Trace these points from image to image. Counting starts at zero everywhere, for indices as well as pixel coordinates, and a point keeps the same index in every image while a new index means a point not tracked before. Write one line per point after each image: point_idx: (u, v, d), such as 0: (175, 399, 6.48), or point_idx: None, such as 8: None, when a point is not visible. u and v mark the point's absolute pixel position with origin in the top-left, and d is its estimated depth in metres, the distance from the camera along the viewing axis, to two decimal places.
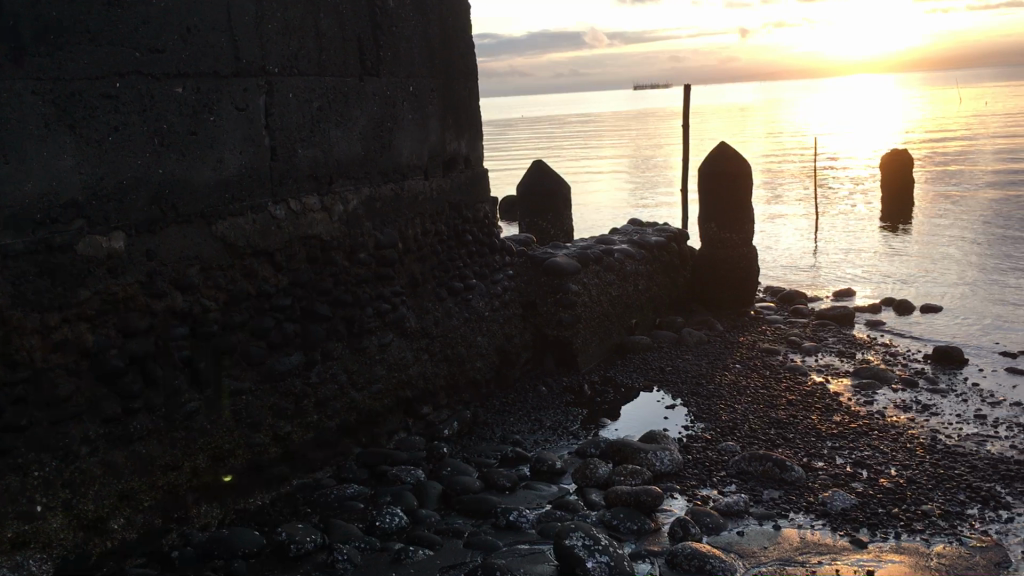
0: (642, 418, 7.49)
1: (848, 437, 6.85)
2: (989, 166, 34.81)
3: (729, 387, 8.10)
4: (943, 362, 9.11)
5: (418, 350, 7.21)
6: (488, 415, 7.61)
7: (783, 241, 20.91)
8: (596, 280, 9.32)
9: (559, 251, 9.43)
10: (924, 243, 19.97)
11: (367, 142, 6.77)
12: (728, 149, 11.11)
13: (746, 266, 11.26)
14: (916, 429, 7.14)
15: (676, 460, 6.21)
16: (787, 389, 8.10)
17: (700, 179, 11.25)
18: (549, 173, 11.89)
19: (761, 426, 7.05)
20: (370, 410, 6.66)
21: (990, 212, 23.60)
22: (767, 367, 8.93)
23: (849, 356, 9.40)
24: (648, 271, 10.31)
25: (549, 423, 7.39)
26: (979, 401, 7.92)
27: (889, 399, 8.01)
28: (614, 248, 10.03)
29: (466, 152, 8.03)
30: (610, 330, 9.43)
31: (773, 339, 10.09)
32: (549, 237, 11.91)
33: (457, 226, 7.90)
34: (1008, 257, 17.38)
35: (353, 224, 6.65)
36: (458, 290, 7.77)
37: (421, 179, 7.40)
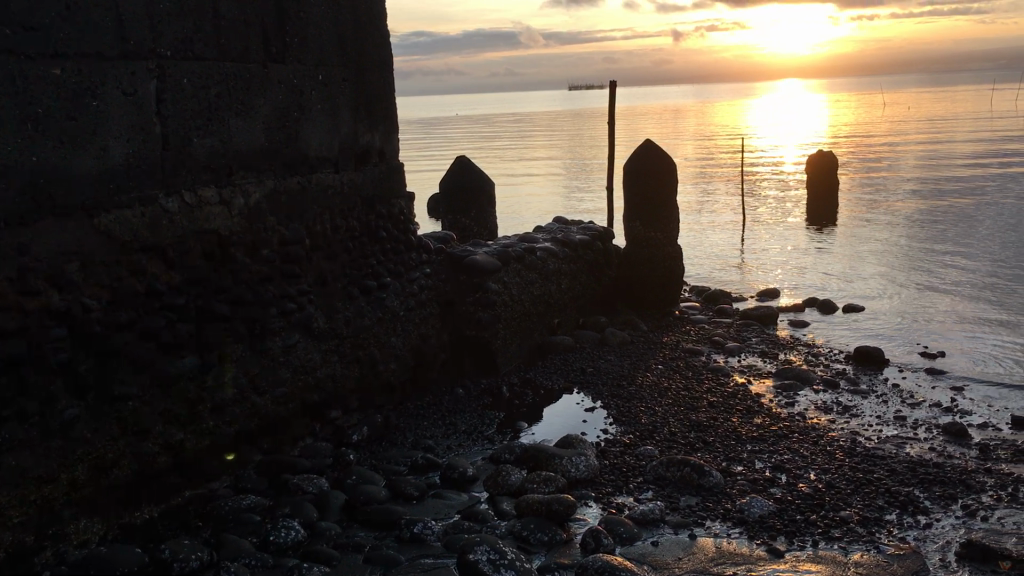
0: (560, 421, 7.26)
1: (768, 441, 6.71)
2: (910, 170, 35.63)
3: (650, 389, 7.93)
4: (863, 363, 9.08)
5: (327, 352, 6.87)
6: (401, 419, 7.30)
7: (711, 241, 20.97)
8: (517, 278, 9.07)
9: (479, 248, 9.15)
10: (847, 244, 20.21)
11: (270, 132, 6.39)
12: (654, 147, 10.95)
13: (671, 265, 11.12)
14: (836, 432, 7.04)
15: (592, 466, 5.99)
16: (708, 391, 7.97)
17: (625, 176, 11.06)
18: (473, 169, 11.61)
19: (681, 430, 6.88)
20: (272, 415, 6.30)
21: (910, 215, 24.07)
22: (690, 367, 8.79)
23: (772, 357, 9.32)
24: (571, 270, 10.10)
25: (464, 428, 7.12)
26: (899, 402, 7.89)
27: (810, 400, 7.92)
28: (537, 246, 9.79)
29: (380, 145, 7.69)
30: (531, 330, 9.19)
31: (696, 339, 9.98)
32: (472, 234, 11.62)
33: (370, 222, 7.56)
34: (928, 260, 17.65)
35: (255, 219, 6.27)
36: (371, 288, 7.44)
37: (331, 172, 7.05)
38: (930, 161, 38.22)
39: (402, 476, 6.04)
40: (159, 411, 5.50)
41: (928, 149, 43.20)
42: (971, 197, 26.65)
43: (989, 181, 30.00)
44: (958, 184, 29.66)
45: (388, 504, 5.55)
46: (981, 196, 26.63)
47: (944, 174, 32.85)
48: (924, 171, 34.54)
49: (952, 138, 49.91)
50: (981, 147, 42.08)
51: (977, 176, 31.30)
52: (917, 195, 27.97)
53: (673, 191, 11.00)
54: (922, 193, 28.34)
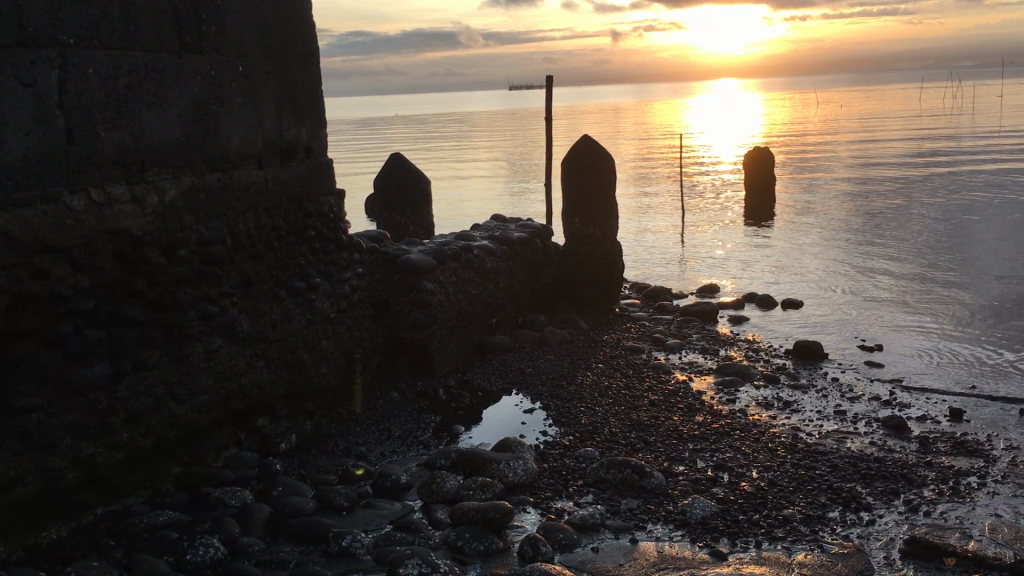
0: (498, 424, 7.04)
1: (710, 439, 6.57)
2: (845, 167, 36.21)
3: (590, 389, 7.75)
4: (804, 357, 9.03)
5: (252, 357, 6.55)
6: (332, 426, 7.01)
7: (651, 238, 20.95)
8: (454, 278, 8.82)
9: (414, 247, 8.88)
10: (785, 240, 20.35)
11: (185, 126, 6.05)
12: (592, 142, 10.79)
13: (610, 262, 10.98)
14: (777, 428, 6.94)
15: (530, 469, 5.78)
16: (649, 389, 7.82)
17: (563, 172, 10.88)
18: (408, 166, 11.34)
19: (622, 430, 6.70)
20: (193, 425, 5.97)
21: (846, 211, 24.38)
22: (630, 366, 8.64)
23: (713, 353, 9.21)
24: (509, 268, 9.88)
25: (398, 433, 6.86)
26: (839, 397, 7.82)
27: (752, 397, 7.82)
28: (474, 244, 9.56)
29: (307, 140, 7.38)
30: (469, 331, 8.96)
31: (637, 336, 9.84)
32: (408, 233, 11.33)
33: (298, 220, 7.24)
34: (863, 255, 17.83)
35: (170, 218, 5.92)
36: (299, 289, 7.14)
37: (253, 169, 6.72)
38: (863, 159, 38.89)
39: (331, 486, 5.76)
40: (67, 423, 5.14)
41: (862, 148, 43.98)
42: (903, 194, 27.12)
43: (920, 178, 30.58)
44: (891, 181, 30.17)
45: (316, 516, 5.27)
46: (913, 193, 27.12)
47: (878, 171, 33.41)
48: (858, 169, 35.10)
49: (884, 136, 50.89)
50: (912, 145, 42.96)
51: (909, 173, 31.88)
52: (851, 192, 28.38)
53: (611, 187, 10.86)
54: (856, 190, 28.76)
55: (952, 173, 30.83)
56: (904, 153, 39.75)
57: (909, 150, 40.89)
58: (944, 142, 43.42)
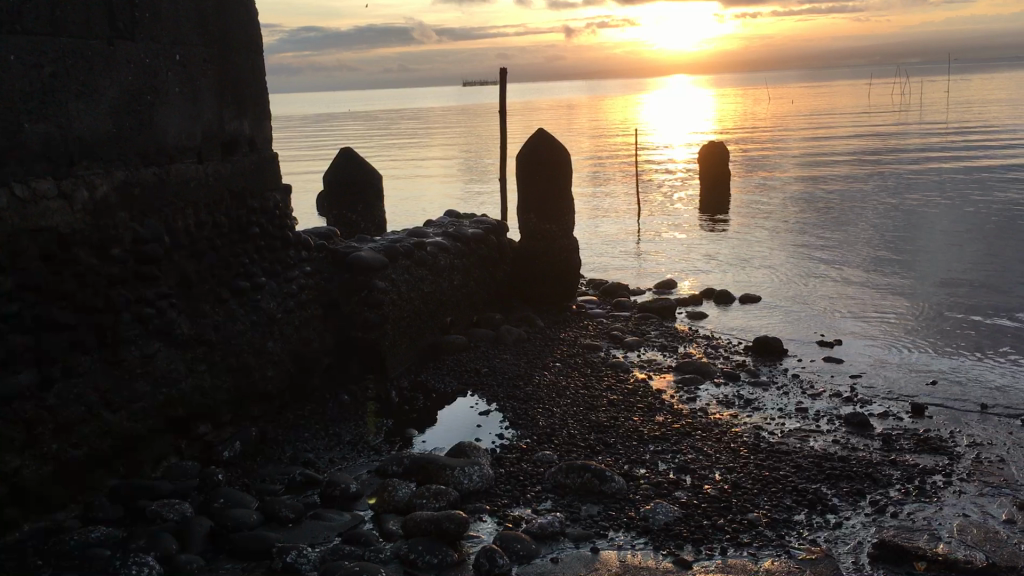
0: (453, 427, 6.79)
1: (672, 440, 6.38)
2: (797, 162, 36.51)
3: (548, 389, 7.53)
4: (763, 353, 8.90)
5: (193, 361, 6.22)
6: (279, 432, 6.71)
7: (607, 234, 20.82)
8: (406, 276, 8.54)
9: (365, 244, 8.59)
10: (740, 235, 20.34)
11: (117, 118, 5.70)
12: (547, 136, 10.57)
13: (566, 259, 10.78)
14: (739, 427, 6.78)
15: (486, 476, 5.54)
16: (608, 389, 7.62)
17: (518, 167, 10.65)
18: (358, 162, 11.02)
19: (581, 431, 6.49)
20: (129, 434, 5.64)
21: (799, 206, 24.49)
22: (588, 364, 8.43)
23: (672, 351, 9.05)
24: (463, 266, 9.63)
25: (349, 438, 6.58)
26: (800, 394, 7.70)
27: (712, 395, 7.66)
28: (427, 240, 9.28)
29: (249, 133, 7.05)
30: (422, 330, 8.69)
31: (595, 334, 9.65)
32: (359, 230, 11.02)
33: (241, 217, 6.92)
34: (818, 250, 17.85)
35: (102, 215, 5.58)
36: (243, 289, 6.82)
37: (192, 163, 6.38)
38: (815, 154, 39.23)
39: (277, 497, 5.47)
40: None
41: (814, 143, 44.42)
42: (855, 189, 27.33)
43: (871, 173, 30.85)
44: (842, 176, 30.42)
45: (260, 530, 4.98)
46: (864, 188, 27.35)
47: (829, 166, 33.70)
48: (811, 164, 35.40)
49: (834, 131, 51.45)
50: (863, 141, 43.47)
51: (860, 168, 32.18)
52: (804, 187, 28.55)
53: (567, 182, 10.66)
54: (809, 185, 28.94)
55: (902, 168, 31.18)
56: (855, 148, 40.18)
57: (860, 145, 41.36)
58: (894, 138, 43.98)
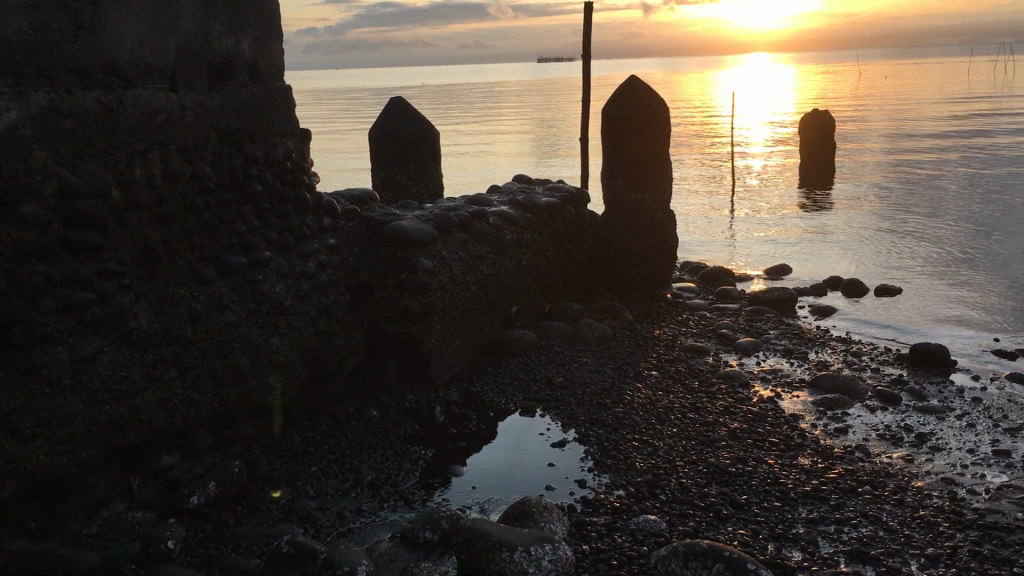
0: (514, 465, 4.91)
1: (830, 502, 4.40)
2: (901, 143, 33.60)
3: (644, 409, 5.60)
4: (923, 366, 6.81)
5: (155, 366, 4.45)
6: (276, 461, 4.91)
7: (696, 214, 18.72)
8: (459, 254, 6.69)
9: (408, 212, 6.75)
10: (845, 217, 18.00)
11: (37, 16, 3.89)
12: (640, 84, 8.53)
13: (662, 236, 8.76)
14: (923, 482, 4.76)
15: (562, 562, 3.65)
16: (725, 412, 5.66)
17: (603, 122, 8.67)
18: (411, 114, 9.15)
19: (696, 482, 4.55)
20: (53, 476, 3.91)
21: (910, 185, 21.94)
22: (694, 375, 6.47)
23: (800, 358, 7.02)
24: (534, 243, 7.73)
25: (369, 480, 4.73)
26: (991, 427, 5.62)
27: (867, 425, 5.65)
28: (489, 210, 7.40)
29: (250, 56, 5.22)
30: (479, 323, 6.81)
31: (698, 332, 7.67)
32: (410, 195, 9.21)
33: (236, 169, 5.11)
34: (942, 235, 15.46)
35: (13, 156, 3.80)
36: (237, 269, 5.03)
37: (163, 89, 4.58)
38: (920, 134, 36.20)
39: None
40: None
41: (916, 123, 41.25)
42: (975, 169, 24.53)
43: (981, 153, 27.90)
44: (952, 156, 27.62)
45: None
46: (985, 168, 24.54)
47: (939, 146, 30.82)
48: (914, 143, 32.49)
49: (936, 110, 47.97)
50: (974, 121, 40.17)
51: (976, 149, 29.26)
52: (910, 166, 25.87)
53: (664, 140, 8.61)
54: (915, 164, 26.21)
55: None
56: (967, 128, 36.97)
57: (971, 126, 38.10)
58: (1009, 118, 40.53)
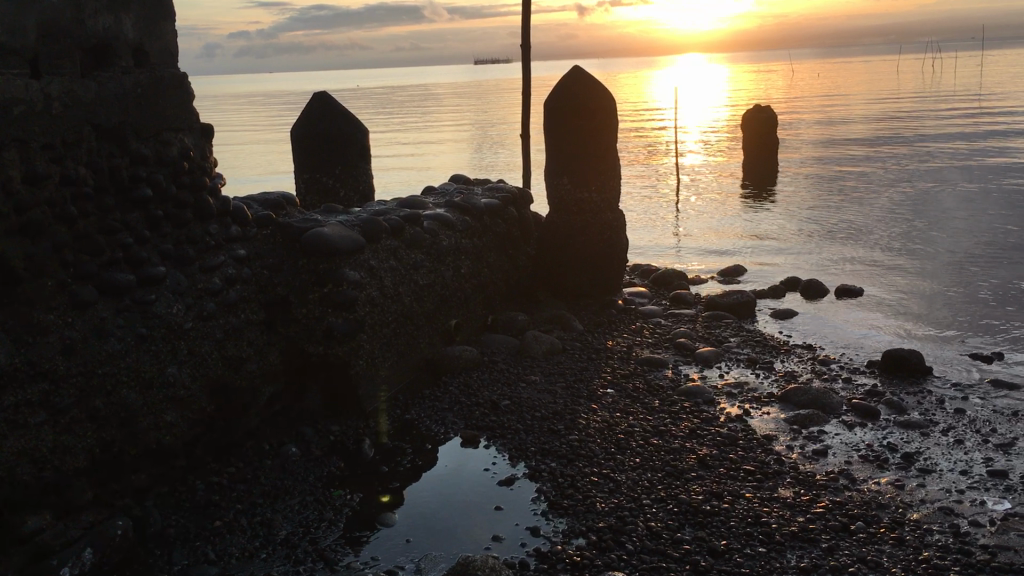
0: (455, 510, 4.22)
1: (822, 545, 3.81)
2: (838, 140, 33.64)
3: (601, 435, 4.96)
4: (899, 374, 6.29)
5: (16, 410, 3.68)
6: (172, 516, 4.15)
7: (641, 213, 18.22)
8: (390, 263, 5.98)
9: (331, 217, 6.02)
10: (790, 213, 17.65)
11: None
12: (585, 75, 7.91)
13: (612, 240, 8.15)
14: (921, 514, 4.19)
15: None
16: (692, 437, 5.05)
17: (545, 117, 8.03)
18: (338, 111, 8.40)
19: (667, 525, 3.92)
20: None
21: (852, 180, 21.75)
22: (653, 392, 5.86)
23: (766, 369, 6.46)
24: (473, 249, 7.06)
25: (282, 536, 4.00)
26: (981, 444, 5.10)
27: (848, 446, 5.08)
28: (424, 215, 6.70)
29: (133, 38, 4.47)
30: (415, 339, 6.11)
31: (654, 343, 7.06)
32: (338, 200, 8.47)
33: (119, 169, 4.35)
34: (891, 228, 15.16)
35: None
36: (123, 288, 4.27)
37: (21, 75, 3.81)
38: (857, 129, 36.31)
39: None
40: None
41: (851, 120, 41.53)
42: (915, 162, 24.51)
43: (917, 147, 27.98)
44: (891, 150, 27.65)
45: None
46: (926, 161, 24.49)
47: (876, 142, 30.90)
48: (851, 138, 32.56)
49: (868, 107, 48.47)
50: (908, 117, 40.55)
51: (913, 143, 29.35)
52: (850, 161, 25.78)
53: (612, 136, 8.01)
54: (856, 159, 26.14)
55: (963, 142, 28.29)
56: (901, 124, 37.27)
57: (905, 121, 38.38)
58: (941, 113, 41.04)
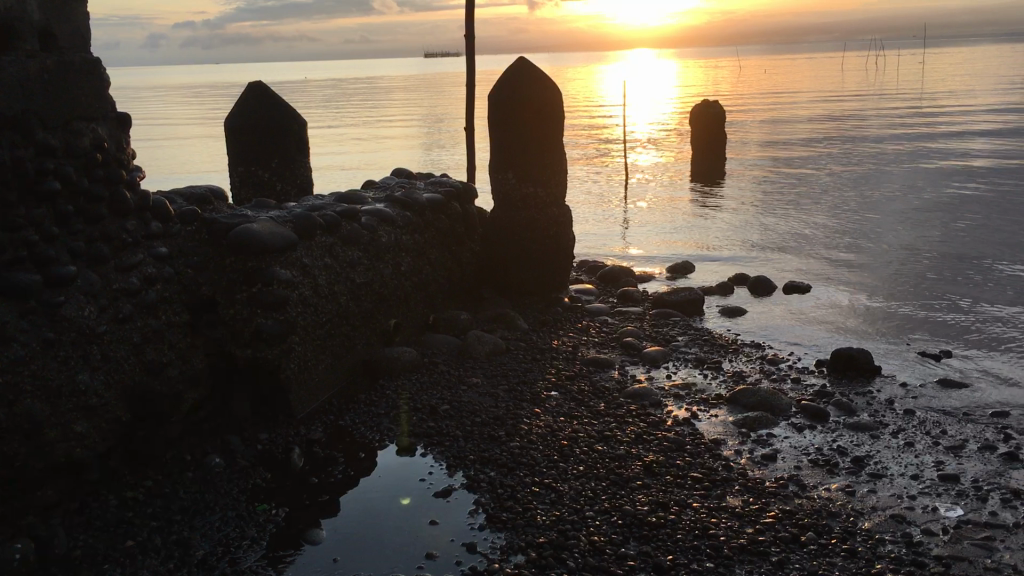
0: (388, 526, 3.98)
1: (771, 558, 3.64)
2: (784, 136, 33.89)
3: (543, 442, 4.75)
4: (848, 373, 6.17)
5: None
6: (82, 535, 3.85)
7: (589, 208, 18.07)
8: (324, 261, 5.70)
9: (263, 213, 5.72)
10: (738, 208, 17.64)
11: None
12: (530, 66, 7.68)
13: (558, 236, 7.95)
14: (872, 523, 4.05)
15: None
16: (638, 442, 4.86)
17: (490, 109, 7.79)
18: (274, 102, 8.06)
19: (611, 540, 3.72)
20: None
21: (798, 175, 21.86)
22: (599, 394, 5.67)
23: (714, 369, 6.30)
24: (414, 245, 6.80)
25: (201, 557, 3.73)
26: (931, 446, 4.99)
27: (797, 450, 4.94)
28: (362, 210, 6.42)
29: (39, 20, 4.14)
30: (351, 340, 5.84)
31: (600, 342, 6.87)
32: (274, 194, 8.14)
33: (23, 161, 4.02)
34: (836, 223, 15.20)
35: None
36: (28, 290, 3.95)
37: None
38: (803, 126, 36.64)
39: None
40: None
41: (797, 116, 41.94)
42: (859, 158, 24.74)
43: (861, 143, 28.28)
44: (835, 146, 27.90)
45: None
46: (870, 157, 24.75)
47: (821, 137, 31.19)
48: (796, 134, 32.82)
49: (813, 104, 49.03)
50: (852, 113, 41.07)
51: (857, 139, 29.66)
52: (796, 156, 25.94)
53: (558, 129, 7.80)
54: (801, 155, 26.32)
55: (905, 140, 28.66)
56: (845, 120, 37.72)
57: (850, 118, 38.82)
58: (884, 110, 41.63)
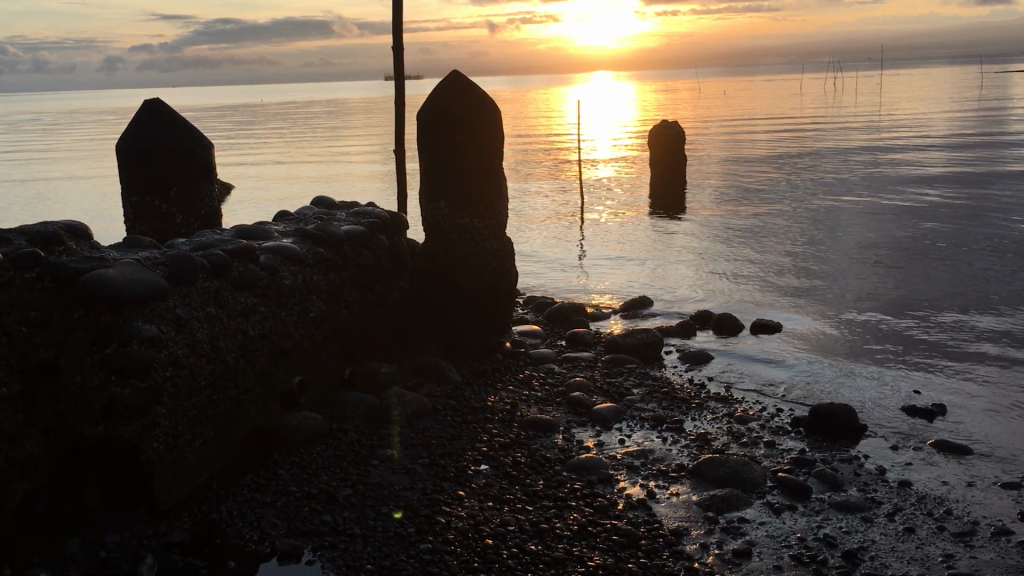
0: None
1: None
2: (742, 156, 33.39)
3: (463, 543, 3.81)
4: (828, 435, 5.31)
5: None
6: None
7: (543, 231, 17.16)
8: (205, 312, 4.69)
9: (133, 253, 4.73)
10: (697, 229, 16.87)
11: None
12: (463, 81, 6.81)
13: (498, 272, 7.04)
14: None
15: None
16: (581, 539, 3.92)
17: (419, 131, 6.89)
18: (172, 124, 7.07)
19: None
20: None
21: (758, 195, 21.19)
22: (537, 468, 4.73)
23: (674, 431, 5.40)
24: (328, 287, 5.83)
25: None
26: (935, 534, 4.12)
27: (776, 541, 4.04)
28: (262, 247, 5.46)
29: None
30: (243, 406, 4.85)
31: (544, 398, 5.95)
32: (176, 228, 7.13)
33: None
34: (800, 246, 14.48)
35: None
36: None
37: None
38: (760, 148, 36.20)
39: None
40: None
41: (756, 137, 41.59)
42: (820, 178, 24.20)
43: (819, 164, 27.79)
44: (795, 167, 27.36)
45: None
46: (830, 177, 24.21)
47: (780, 158, 30.73)
48: (754, 156, 32.33)
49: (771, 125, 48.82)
50: (809, 135, 40.78)
51: (816, 160, 29.18)
52: (756, 177, 25.35)
53: (496, 152, 6.92)
54: (761, 176, 25.74)
55: (865, 160, 28.24)
56: (803, 142, 37.40)
57: (809, 138, 38.53)
58: (841, 130, 41.43)
